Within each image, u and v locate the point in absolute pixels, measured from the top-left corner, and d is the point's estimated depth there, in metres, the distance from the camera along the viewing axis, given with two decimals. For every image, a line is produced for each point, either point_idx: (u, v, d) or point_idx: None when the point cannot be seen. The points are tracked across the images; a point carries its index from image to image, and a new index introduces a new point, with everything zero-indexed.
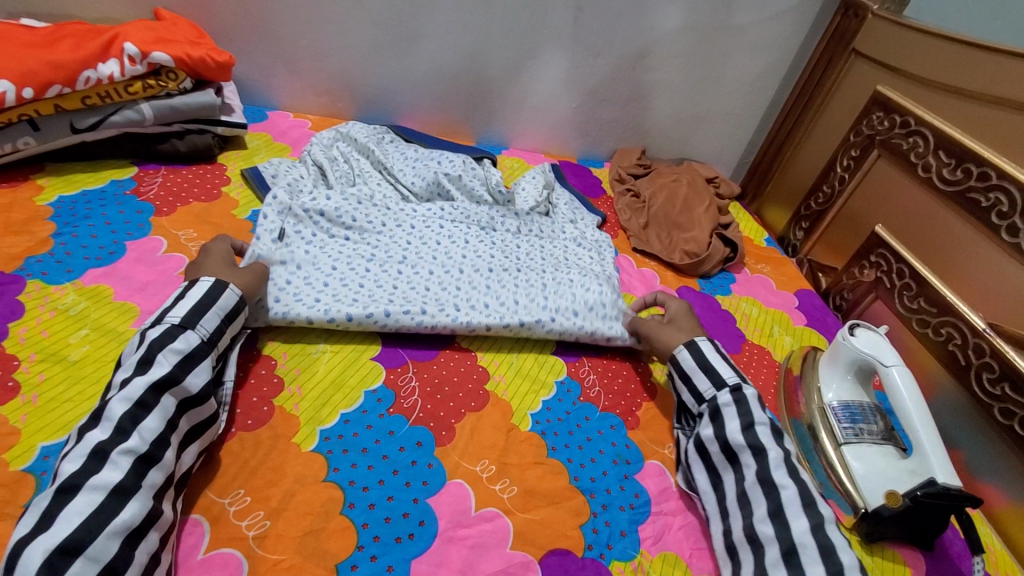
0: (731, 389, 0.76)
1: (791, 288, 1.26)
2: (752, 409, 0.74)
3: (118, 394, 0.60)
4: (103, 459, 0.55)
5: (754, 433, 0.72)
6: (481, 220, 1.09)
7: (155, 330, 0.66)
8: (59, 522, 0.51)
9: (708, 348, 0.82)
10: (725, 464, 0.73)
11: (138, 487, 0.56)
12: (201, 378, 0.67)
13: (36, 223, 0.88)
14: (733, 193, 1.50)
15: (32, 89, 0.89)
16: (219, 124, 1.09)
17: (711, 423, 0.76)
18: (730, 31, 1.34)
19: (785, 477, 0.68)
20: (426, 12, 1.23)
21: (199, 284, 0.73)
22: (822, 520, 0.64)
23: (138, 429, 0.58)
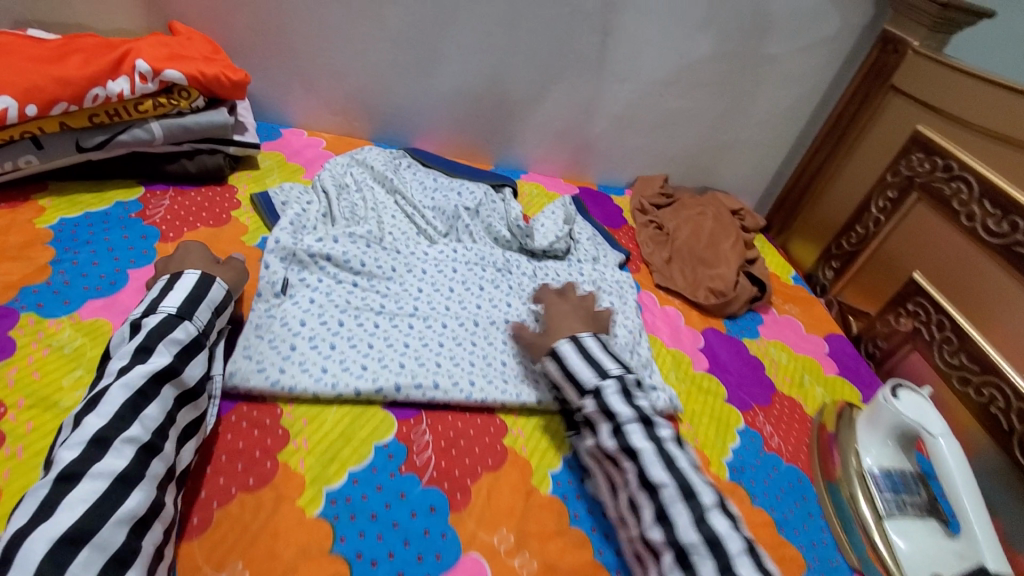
0: (594, 393, 0.74)
1: (821, 332, 1.21)
2: (616, 410, 0.72)
3: (119, 381, 0.60)
4: (106, 446, 0.56)
5: (624, 436, 0.70)
6: (497, 262, 1.07)
7: (152, 319, 0.67)
8: (63, 509, 0.52)
9: (568, 352, 0.79)
10: (612, 472, 0.72)
11: (141, 477, 0.57)
12: (198, 369, 0.68)
13: (34, 248, 0.84)
14: (758, 225, 1.43)
15: (36, 106, 0.84)
16: (231, 143, 1.04)
17: (591, 434, 0.75)
18: (763, 60, 1.29)
19: (662, 473, 0.66)
20: (447, 33, 1.18)
21: (186, 276, 0.74)
22: (703, 511, 0.63)
23: (140, 417, 0.59)
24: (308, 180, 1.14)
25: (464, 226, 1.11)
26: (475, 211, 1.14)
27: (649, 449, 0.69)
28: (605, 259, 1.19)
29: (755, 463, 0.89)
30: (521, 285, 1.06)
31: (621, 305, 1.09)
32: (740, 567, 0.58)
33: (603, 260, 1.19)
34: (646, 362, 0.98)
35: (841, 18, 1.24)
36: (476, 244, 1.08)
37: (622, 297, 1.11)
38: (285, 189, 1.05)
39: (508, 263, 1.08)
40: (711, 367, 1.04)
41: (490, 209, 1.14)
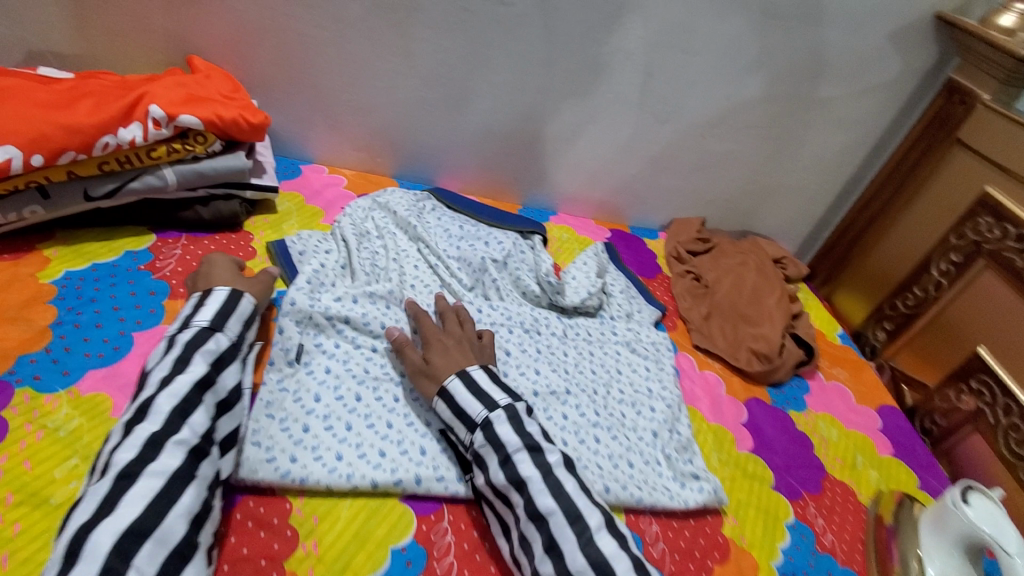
0: (483, 427, 0.73)
1: (872, 403, 1.12)
2: (504, 441, 0.71)
3: (164, 390, 0.64)
4: (159, 447, 0.60)
5: (514, 467, 0.69)
6: (526, 321, 1.00)
7: (186, 333, 0.70)
8: (126, 504, 0.55)
9: (457, 389, 0.76)
10: (503, 509, 0.70)
11: (191, 476, 0.60)
12: (231, 377, 0.71)
13: (35, 307, 0.78)
14: (801, 273, 1.34)
15: (42, 156, 0.79)
16: (248, 188, 0.98)
17: (480, 470, 0.73)
18: (816, 104, 1.20)
19: (548, 501, 0.67)
20: (480, 71, 1.12)
21: (216, 291, 0.77)
22: (590, 533, 0.65)
23: (188, 422, 0.63)
24: (327, 225, 1.08)
25: (491, 280, 1.04)
26: (503, 262, 1.07)
27: (537, 477, 0.68)
28: (639, 315, 1.11)
29: (808, 566, 0.81)
30: (550, 348, 0.98)
31: (657, 371, 1.01)
32: None
33: (636, 316, 1.11)
34: (686, 444, 0.90)
35: (903, 62, 1.16)
36: (504, 301, 1.02)
37: (659, 362, 1.03)
38: (301, 236, 0.99)
39: (536, 323, 1.01)
40: (756, 447, 0.95)
41: (518, 261, 1.08)
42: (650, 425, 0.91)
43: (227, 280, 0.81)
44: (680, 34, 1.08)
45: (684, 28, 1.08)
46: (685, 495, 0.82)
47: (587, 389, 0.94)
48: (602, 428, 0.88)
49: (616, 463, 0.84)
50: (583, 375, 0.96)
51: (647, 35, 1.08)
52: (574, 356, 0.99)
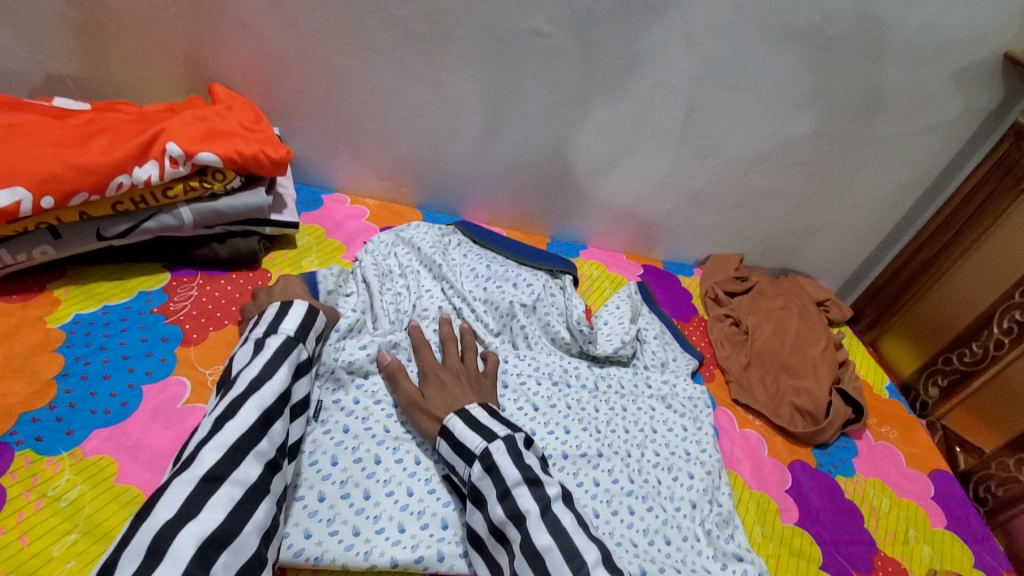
0: (481, 459, 0.68)
1: (923, 467, 1.04)
2: (503, 473, 0.66)
3: (253, 395, 0.63)
4: (241, 456, 0.59)
5: (512, 501, 0.64)
6: (554, 373, 0.94)
7: (274, 339, 0.70)
8: (208, 509, 0.55)
9: (459, 425, 0.71)
10: (497, 548, 0.65)
11: (266, 490, 0.60)
12: (301, 390, 0.71)
13: (42, 357, 0.74)
14: (844, 316, 1.29)
15: (52, 198, 0.75)
16: (267, 224, 0.94)
17: (476, 508, 0.67)
18: (869, 141, 1.14)
19: (546, 538, 0.61)
20: (512, 102, 1.06)
21: (297, 302, 0.76)
22: (586, 568, 0.59)
23: (269, 434, 0.62)
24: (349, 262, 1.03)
25: (520, 327, 0.98)
26: (531, 307, 1.00)
27: (536, 512, 0.63)
28: (674, 364, 1.05)
29: None
30: (580, 403, 0.92)
31: (695, 431, 0.94)
32: None
33: (671, 366, 1.05)
34: (727, 518, 0.84)
35: (965, 102, 1.09)
36: (531, 351, 0.96)
37: (696, 420, 0.96)
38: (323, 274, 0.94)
39: (566, 374, 0.95)
40: (802, 519, 0.89)
41: (548, 304, 1.02)
42: (688, 494, 0.85)
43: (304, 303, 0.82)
44: (727, 67, 1.02)
45: (733, 62, 1.02)
46: None
47: (621, 451, 0.87)
48: (637, 497, 0.82)
49: (651, 539, 0.78)
50: (615, 435, 0.89)
51: (692, 69, 1.02)
52: (606, 412, 0.92)
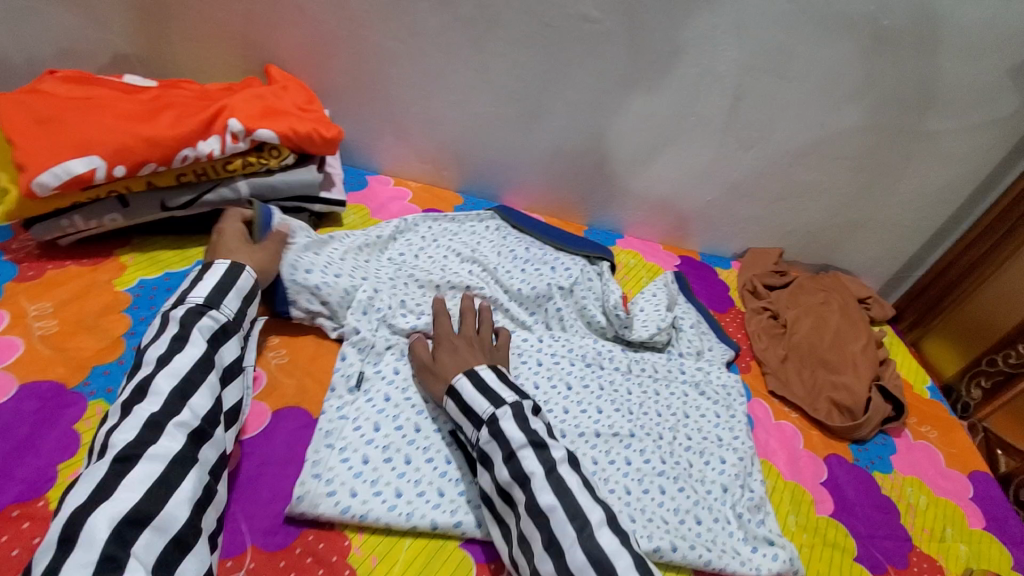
0: (488, 424, 0.69)
1: (962, 467, 1.02)
2: (508, 437, 0.67)
3: (162, 370, 0.64)
4: (159, 430, 0.60)
5: (517, 463, 0.65)
6: (588, 355, 0.96)
7: (179, 309, 0.69)
8: (124, 488, 0.55)
9: (466, 388, 0.72)
10: (505, 508, 0.67)
11: (193, 460, 0.61)
12: (230, 354, 0.71)
13: (111, 316, 0.79)
14: (886, 315, 1.26)
15: (124, 167, 0.79)
16: (317, 201, 0.97)
17: (484, 469, 0.69)
18: (918, 136, 1.12)
19: (550, 498, 0.63)
20: (556, 87, 1.07)
21: (216, 265, 0.76)
22: (591, 528, 0.60)
23: (188, 404, 0.63)
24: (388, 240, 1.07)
25: (555, 309, 1.00)
26: (569, 290, 1.02)
27: (541, 474, 0.64)
28: (710, 353, 1.05)
29: None
30: (614, 384, 0.93)
31: (727, 418, 0.94)
32: None
33: (707, 355, 1.05)
34: (759, 504, 0.83)
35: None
36: (567, 333, 0.98)
37: (729, 408, 0.96)
38: (361, 263, 0.94)
39: (599, 356, 0.97)
40: (837, 511, 0.89)
41: (585, 288, 1.03)
42: (719, 478, 0.85)
43: (231, 253, 0.79)
44: (775, 57, 1.01)
45: (782, 51, 1.01)
46: (757, 561, 0.76)
47: (652, 433, 0.88)
48: (668, 478, 0.83)
49: (681, 518, 0.79)
50: (647, 417, 0.90)
51: (739, 58, 1.02)
52: (639, 395, 0.93)
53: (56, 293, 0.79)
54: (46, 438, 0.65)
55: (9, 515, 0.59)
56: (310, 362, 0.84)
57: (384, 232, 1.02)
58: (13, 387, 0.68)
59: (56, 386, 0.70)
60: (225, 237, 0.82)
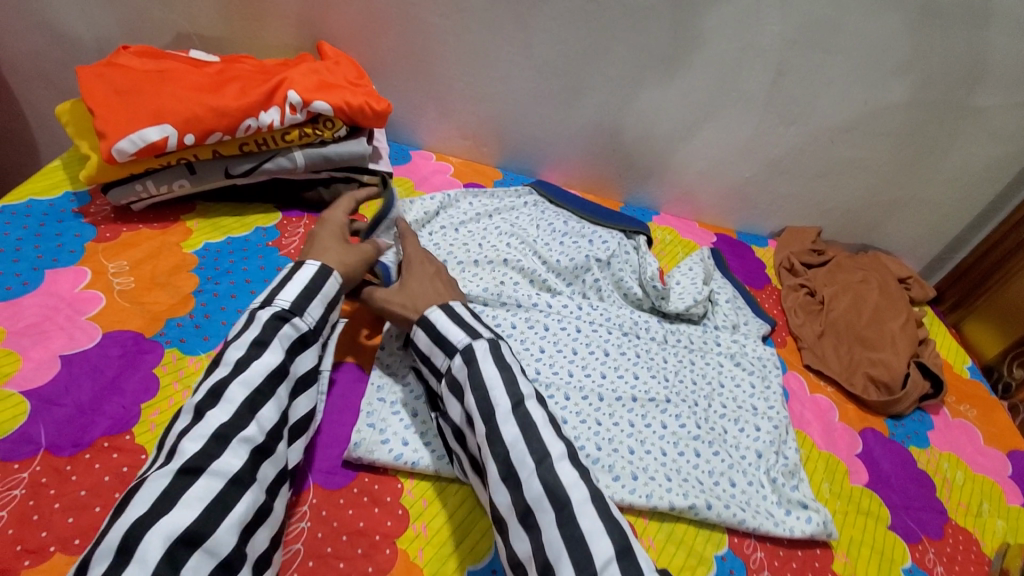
0: (462, 352, 0.69)
1: (1002, 446, 1.03)
2: (479, 369, 0.67)
3: (238, 377, 0.62)
4: (224, 444, 0.58)
5: (485, 395, 0.66)
6: (624, 325, 0.98)
7: (265, 312, 0.67)
8: (182, 505, 0.53)
9: (438, 317, 0.73)
10: (465, 439, 0.68)
11: (251, 479, 0.58)
12: (306, 363, 0.70)
13: (181, 275, 0.85)
14: (927, 296, 1.25)
15: (193, 135, 0.85)
16: (366, 172, 1.01)
17: (452, 397, 0.69)
18: (966, 112, 1.10)
19: (512, 430, 0.63)
20: (597, 63, 1.09)
21: (305, 266, 0.72)
22: (551, 460, 0.61)
23: (256, 418, 0.61)
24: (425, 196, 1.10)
25: (592, 280, 1.03)
26: (606, 262, 1.05)
27: (506, 407, 0.65)
28: (746, 327, 1.07)
29: None
30: (650, 353, 0.96)
31: (763, 389, 0.96)
32: (581, 516, 0.58)
33: (743, 329, 1.06)
34: (793, 470, 0.85)
35: None
36: (603, 303, 1.01)
37: (765, 379, 0.98)
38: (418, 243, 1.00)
39: (636, 326, 0.99)
40: (872, 481, 0.90)
41: (623, 261, 1.05)
42: (754, 445, 0.87)
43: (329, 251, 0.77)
44: (822, 31, 1.01)
45: (828, 25, 1.01)
46: (791, 523, 0.78)
47: (688, 400, 0.90)
48: (703, 442, 0.85)
49: (716, 480, 0.81)
50: (683, 385, 0.93)
51: (784, 32, 1.02)
52: (674, 363, 0.95)
53: (131, 253, 0.86)
54: (130, 380, 0.71)
55: (100, 446, 0.65)
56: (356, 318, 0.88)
57: (428, 209, 1.05)
58: (98, 335, 0.75)
59: (136, 335, 0.76)
60: (326, 230, 0.81)
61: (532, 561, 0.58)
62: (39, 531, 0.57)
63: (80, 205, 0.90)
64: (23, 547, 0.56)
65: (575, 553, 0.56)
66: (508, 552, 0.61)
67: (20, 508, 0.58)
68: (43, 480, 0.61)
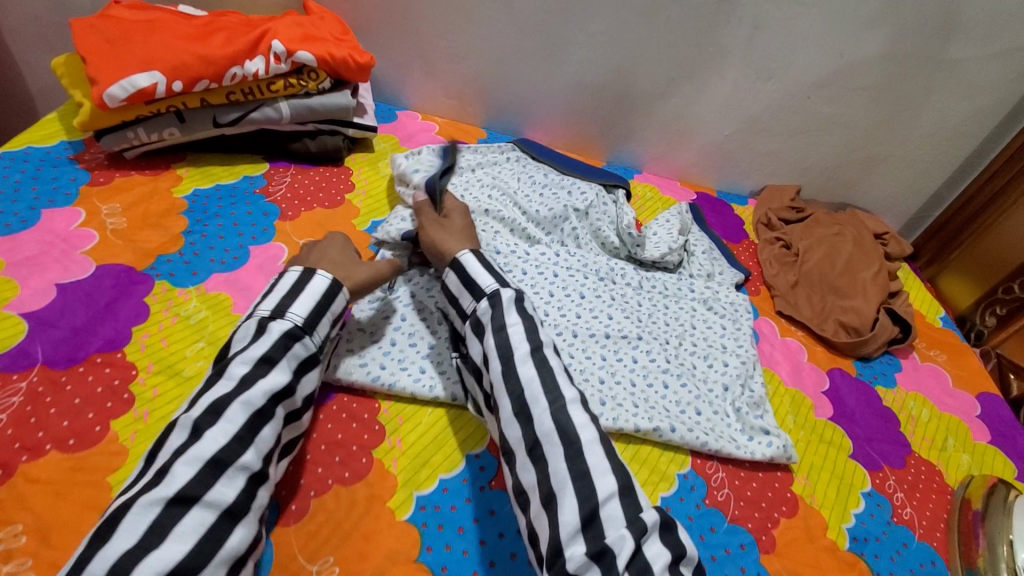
0: (489, 296, 0.74)
1: (972, 389, 1.05)
2: (503, 314, 0.72)
3: (240, 397, 0.60)
4: (220, 472, 0.55)
5: (504, 335, 0.70)
6: (600, 270, 1.02)
7: (278, 326, 0.66)
8: (172, 538, 0.50)
9: (470, 261, 0.77)
10: (475, 380, 0.73)
11: (246, 511, 0.56)
12: (310, 385, 0.68)
13: (170, 217, 0.89)
14: (903, 253, 1.26)
15: (182, 82, 0.89)
16: (351, 126, 1.05)
17: (474, 337, 0.73)
18: (940, 65, 1.13)
19: (529, 370, 0.67)
20: (577, 19, 1.11)
21: (317, 276, 0.71)
22: (563, 403, 0.65)
23: (254, 444, 0.59)
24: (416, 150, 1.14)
25: (570, 229, 1.06)
26: (584, 212, 1.08)
27: (526, 348, 0.69)
28: (720, 276, 1.10)
29: (881, 535, 0.79)
30: (625, 297, 0.99)
31: (733, 330, 0.99)
32: (588, 454, 0.61)
33: (717, 277, 1.10)
34: (759, 401, 0.89)
35: None
36: (580, 250, 1.04)
37: (736, 322, 1.01)
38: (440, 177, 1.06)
39: (612, 272, 1.03)
40: (836, 416, 0.93)
41: (600, 212, 1.08)
42: (722, 378, 0.90)
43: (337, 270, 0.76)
44: None
45: None
46: (753, 447, 0.82)
47: (659, 338, 0.94)
48: (672, 375, 0.88)
49: (683, 409, 0.84)
50: (655, 325, 0.96)
51: None
52: (648, 306, 0.99)
53: (123, 196, 0.90)
54: (122, 306, 0.76)
55: (94, 361, 0.69)
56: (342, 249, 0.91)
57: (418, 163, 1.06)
58: (92, 267, 0.79)
59: (127, 269, 0.80)
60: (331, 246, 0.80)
61: (536, 489, 0.61)
62: (37, 431, 0.62)
63: (75, 152, 0.94)
64: (21, 445, 0.61)
65: (580, 485, 0.59)
66: (514, 481, 0.65)
67: (18, 412, 0.63)
68: (40, 390, 0.65)
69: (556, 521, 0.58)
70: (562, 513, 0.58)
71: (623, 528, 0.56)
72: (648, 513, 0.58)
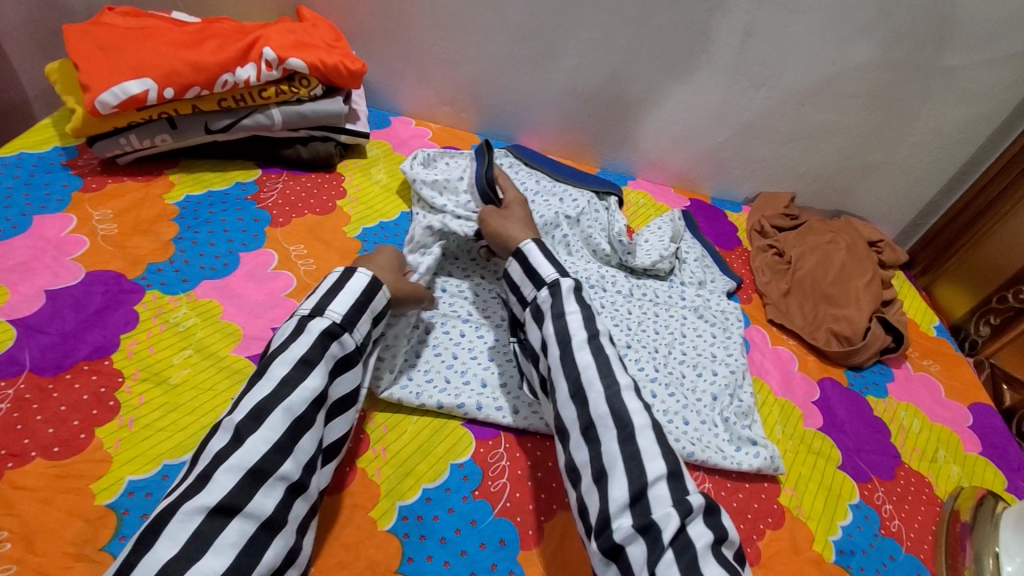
0: (550, 286, 0.75)
1: (963, 399, 1.04)
2: (563, 300, 0.73)
3: (281, 403, 0.60)
4: (260, 481, 0.56)
5: (563, 322, 0.71)
6: (591, 278, 1.01)
7: (317, 323, 0.66)
8: (211, 553, 0.51)
9: (530, 250, 0.79)
10: (530, 364, 0.76)
11: (284, 522, 0.56)
12: (346, 385, 0.68)
13: (161, 224, 0.89)
14: (898, 261, 1.27)
15: (173, 89, 0.89)
16: (343, 132, 1.05)
17: (535, 325, 0.75)
18: (936, 72, 1.12)
19: (586, 356, 0.68)
20: (570, 27, 1.12)
21: (357, 275, 0.72)
22: (618, 388, 0.65)
23: (293, 453, 0.59)
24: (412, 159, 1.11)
25: (561, 236, 1.05)
26: (575, 219, 1.08)
27: (584, 336, 0.70)
28: (712, 284, 1.10)
29: (869, 547, 0.79)
30: (613, 304, 0.99)
31: (724, 338, 0.99)
32: (641, 438, 0.62)
33: (709, 285, 1.09)
34: (747, 411, 0.88)
35: None
36: (573, 258, 1.04)
37: (726, 330, 1.01)
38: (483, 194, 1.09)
39: (603, 279, 1.02)
40: (826, 426, 0.93)
41: (591, 218, 1.09)
42: (709, 388, 0.90)
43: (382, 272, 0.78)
44: None
45: None
46: (739, 458, 0.82)
47: (648, 346, 0.93)
48: (659, 384, 0.88)
49: (669, 418, 0.84)
50: (645, 333, 0.96)
51: None
52: (638, 314, 0.99)
53: (115, 203, 0.90)
54: (112, 313, 0.76)
55: (82, 368, 0.69)
56: (333, 256, 0.91)
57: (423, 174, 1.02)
58: (82, 273, 0.79)
59: (117, 276, 0.81)
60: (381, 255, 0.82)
61: (588, 467, 0.63)
62: (24, 438, 0.62)
63: (68, 159, 0.95)
64: (8, 451, 0.61)
65: (631, 465, 0.61)
66: (566, 458, 0.66)
67: (6, 419, 0.63)
68: (28, 396, 0.66)
69: (607, 496, 0.60)
70: (612, 489, 0.60)
71: (670, 506, 0.57)
72: (695, 496, 0.59)
